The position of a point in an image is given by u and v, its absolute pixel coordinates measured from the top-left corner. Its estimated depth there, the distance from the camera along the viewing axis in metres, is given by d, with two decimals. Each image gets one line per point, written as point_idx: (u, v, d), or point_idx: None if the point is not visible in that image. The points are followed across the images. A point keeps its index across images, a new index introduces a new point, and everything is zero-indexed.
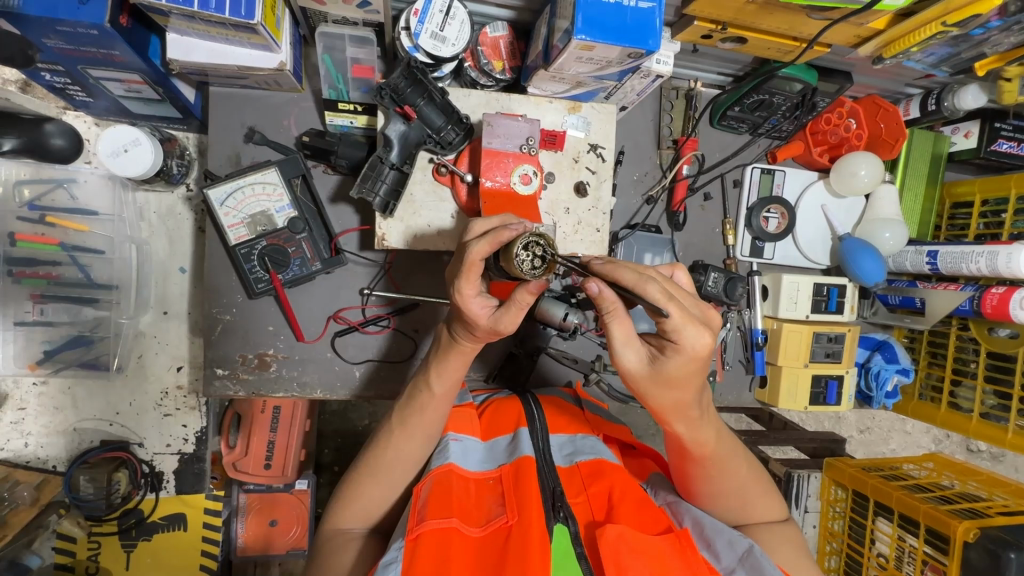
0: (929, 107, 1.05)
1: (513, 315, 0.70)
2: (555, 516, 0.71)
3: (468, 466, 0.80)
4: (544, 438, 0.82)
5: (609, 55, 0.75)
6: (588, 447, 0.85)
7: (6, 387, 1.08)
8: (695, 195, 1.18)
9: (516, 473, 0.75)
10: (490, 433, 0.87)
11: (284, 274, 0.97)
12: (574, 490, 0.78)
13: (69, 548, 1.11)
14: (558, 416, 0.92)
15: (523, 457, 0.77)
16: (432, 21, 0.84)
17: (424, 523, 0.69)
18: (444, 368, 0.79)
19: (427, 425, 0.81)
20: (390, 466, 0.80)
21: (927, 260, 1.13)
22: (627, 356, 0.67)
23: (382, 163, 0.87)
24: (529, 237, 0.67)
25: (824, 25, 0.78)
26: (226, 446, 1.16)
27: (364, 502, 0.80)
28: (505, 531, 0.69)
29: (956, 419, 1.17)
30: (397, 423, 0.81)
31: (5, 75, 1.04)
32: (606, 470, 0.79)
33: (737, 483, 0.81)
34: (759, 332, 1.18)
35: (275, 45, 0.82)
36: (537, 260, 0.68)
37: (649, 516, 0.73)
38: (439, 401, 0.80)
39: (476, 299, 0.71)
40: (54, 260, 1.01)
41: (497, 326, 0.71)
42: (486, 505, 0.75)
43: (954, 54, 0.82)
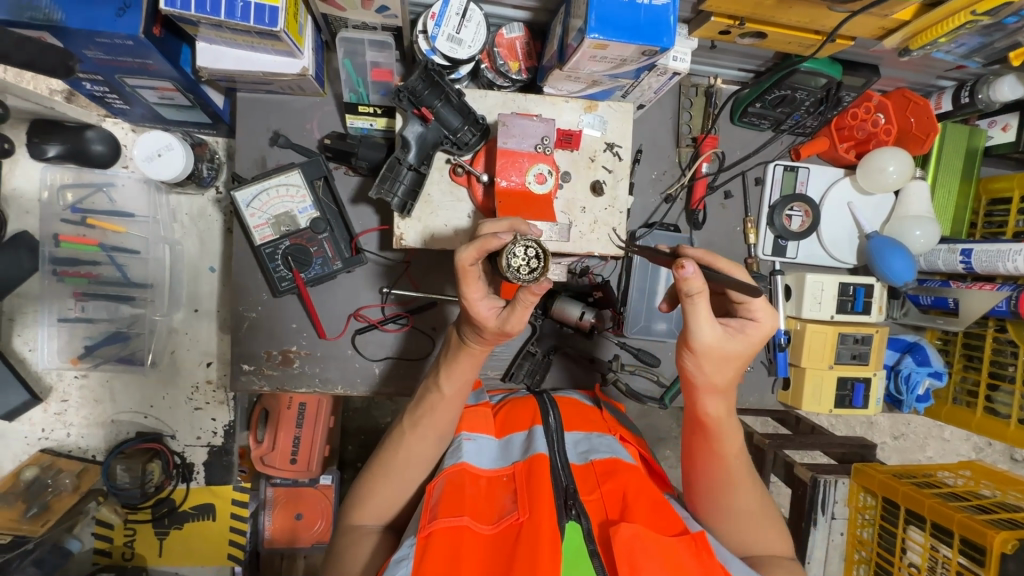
0: (962, 100, 1.01)
1: (519, 315, 0.72)
2: (566, 513, 0.72)
3: (482, 464, 0.81)
4: (559, 436, 0.83)
5: (623, 54, 0.75)
6: (604, 445, 0.84)
7: (50, 379, 1.14)
8: (715, 193, 1.17)
9: (528, 471, 0.76)
10: (504, 431, 0.88)
11: (306, 273, 1.00)
12: (586, 487, 0.77)
13: (107, 534, 1.17)
14: (574, 416, 0.92)
15: (537, 454, 0.77)
16: (448, 24, 0.85)
17: (435, 521, 0.70)
18: (452, 370, 0.82)
19: (438, 425, 0.83)
20: (403, 466, 0.82)
21: (961, 259, 1.09)
22: (708, 333, 0.72)
23: (401, 164, 0.90)
24: (523, 240, 0.72)
25: (845, 18, 0.76)
26: (254, 441, 1.18)
27: (379, 501, 0.82)
28: (516, 528, 0.70)
29: (993, 424, 1.12)
30: (409, 424, 0.83)
31: (50, 86, 1.09)
32: (620, 468, 0.79)
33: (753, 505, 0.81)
34: (782, 333, 1.15)
35: (298, 51, 0.85)
36: (532, 261, 0.72)
37: (664, 517, 0.73)
38: (449, 402, 0.82)
39: (483, 303, 0.73)
40: (94, 260, 1.07)
41: (505, 326, 0.73)
42: (499, 502, 0.75)
43: (987, 44, 0.79)
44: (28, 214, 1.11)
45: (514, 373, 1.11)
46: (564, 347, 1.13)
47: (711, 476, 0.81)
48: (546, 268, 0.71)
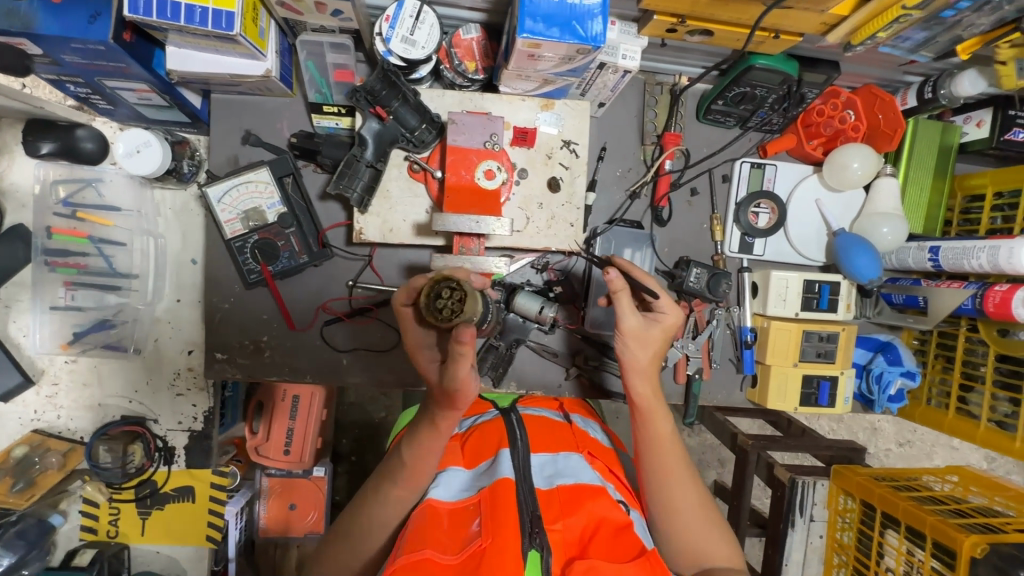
0: (925, 95, 1.01)
1: (461, 366, 0.71)
2: (530, 542, 0.67)
3: (448, 496, 0.77)
4: (526, 459, 0.79)
5: (559, 52, 0.77)
6: (571, 468, 0.79)
7: (42, 363, 1.21)
8: (680, 190, 1.17)
9: (492, 497, 0.71)
10: (473, 462, 0.84)
11: (274, 266, 1.04)
12: (551, 515, 0.71)
13: (93, 512, 1.24)
14: (543, 436, 0.87)
15: (502, 479, 0.73)
16: (402, 26, 0.88)
17: (399, 558, 0.66)
18: (415, 437, 0.79)
19: (398, 496, 0.79)
20: (365, 531, 0.81)
21: (929, 256, 1.07)
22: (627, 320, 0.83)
23: (358, 161, 0.92)
24: (443, 283, 0.72)
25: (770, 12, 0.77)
26: (249, 430, 1.42)
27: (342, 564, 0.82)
28: (478, 556, 0.65)
29: (964, 424, 1.11)
30: (370, 490, 0.81)
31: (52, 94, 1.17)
32: (586, 494, 0.74)
33: (695, 514, 0.81)
34: (748, 330, 1.16)
35: (260, 54, 0.89)
36: (454, 301, 0.71)
37: (622, 543, 0.70)
38: (410, 471, 0.78)
39: (427, 356, 0.78)
40: (84, 252, 1.16)
41: (447, 382, 0.72)
42: (466, 531, 0.70)
43: (931, 38, 0.80)
44: (24, 208, 1.18)
45: (478, 365, 1.13)
46: (528, 341, 1.14)
47: (652, 479, 0.82)
48: (466, 304, 0.71)
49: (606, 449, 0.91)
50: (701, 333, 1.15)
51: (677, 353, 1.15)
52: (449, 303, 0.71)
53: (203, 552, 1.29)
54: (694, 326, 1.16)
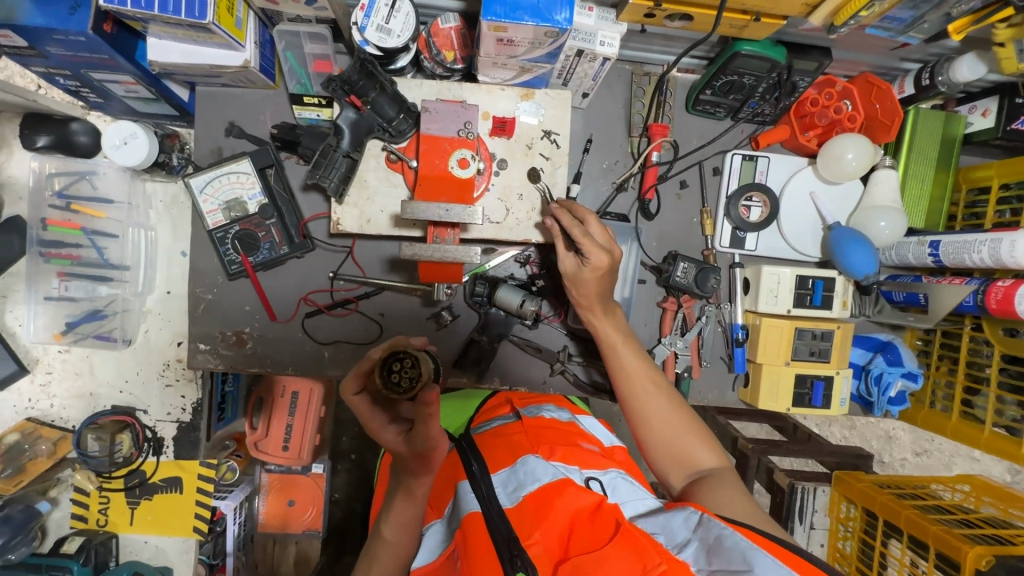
0: (923, 83, 0.97)
1: (430, 426, 0.73)
2: (512, 566, 0.61)
3: (425, 559, 0.72)
4: (487, 484, 0.73)
5: (528, 36, 0.75)
6: (533, 473, 0.75)
7: (37, 353, 1.23)
8: (669, 182, 1.14)
9: (464, 536, 0.66)
10: (440, 507, 0.79)
11: (255, 257, 1.05)
12: (528, 528, 0.67)
13: (83, 500, 1.25)
14: (496, 453, 0.82)
15: (468, 514, 0.68)
16: (377, 15, 0.87)
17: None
18: (391, 513, 0.81)
19: (391, 567, 0.82)
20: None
21: (929, 251, 1.02)
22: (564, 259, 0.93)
23: (335, 151, 0.92)
24: (390, 358, 0.76)
25: None
26: (250, 426, 1.42)
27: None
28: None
29: (968, 429, 1.05)
30: (367, 569, 0.83)
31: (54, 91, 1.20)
32: (553, 493, 0.69)
33: (671, 425, 0.86)
34: (739, 327, 1.13)
35: (237, 44, 0.89)
36: (411, 371, 0.76)
37: (600, 524, 0.64)
38: (393, 546, 0.81)
39: (387, 429, 0.79)
40: (77, 243, 1.19)
41: (414, 447, 0.75)
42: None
43: (919, 18, 0.76)
44: (21, 200, 1.22)
45: (461, 360, 1.12)
46: (511, 336, 1.12)
47: (622, 397, 0.90)
48: (424, 367, 0.76)
49: (564, 430, 0.91)
50: (689, 330, 1.13)
51: (665, 350, 1.12)
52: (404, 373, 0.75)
53: (190, 543, 1.30)
54: (683, 322, 1.14)
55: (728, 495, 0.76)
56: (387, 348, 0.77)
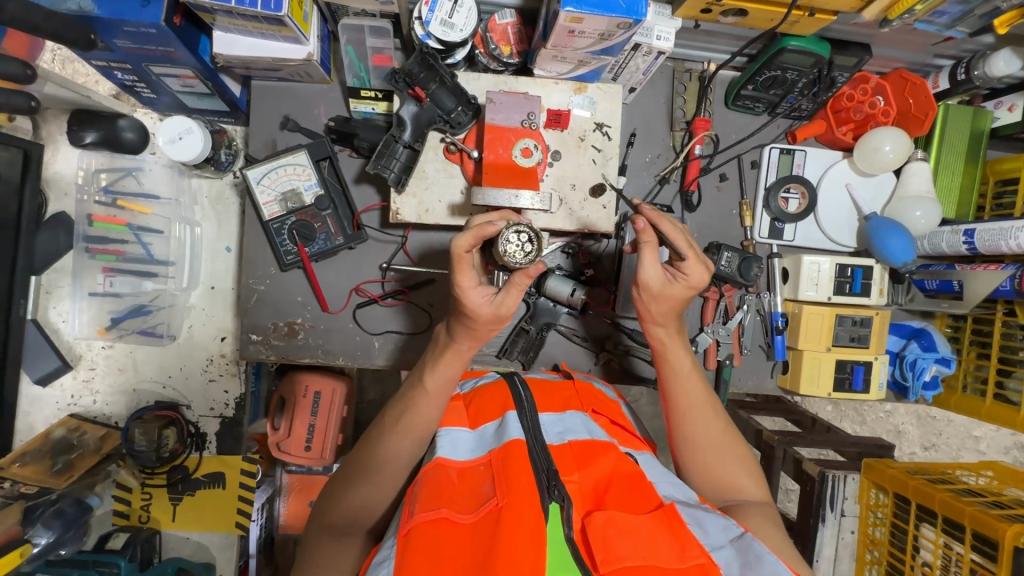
0: (958, 77, 1.02)
1: (513, 296, 0.77)
2: (549, 495, 0.67)
3: (458, 456, 0.76)
4: (534, 418, 0.79)
5: (600, 27, 0.79)
6: (578, 425, 0.82)
7: (80, 348, 1.23)
8: (709, 175, 1.18)
9: (504, 456, 0.71)
10: (478, 422, 0.84)
11: (311, 247, 1.06)
12: (568, 468, 0.73)
13: (125, 497, 1.26)
14: (549, 398, 0.89)
15: (512, 439, 0.73)
16: (441, 9, 0.90)
17: (414, 517, 0.66)
18: (437, 364, 0.84)
19: (420, 424, 0.83)
20: (381, 464, 0.83)
21: (964, 240, 1.06)
22: (649, 274, 0.86)
23: (396, 142, 0.94)
24: (513, 227, 0.77)
25: None
26: (272, 425, 1.39)
27: (358, 501, 0.82)
28: (495, 515, 0.65)
29: (1004, 412, 1.08)
30: (390, 424, 0.84)
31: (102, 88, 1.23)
32: (598, 449, 0.76)
33: (720, 451, 0.87)
34: (779, 315, 1.16)
35: (303, 37, 0.92)
36: (526, 244, 0.78)
37: (640, 495, 0.70)
38: (433, 397, 0.84)
39: (477, 291, 0.77)
40: (122, 239, 1.18)
41: (500, 310, 0.78)
42: (480, 491, 0.70)
43: (968, 12, 0.81)
44: (66, 195, 1.22)
45: (509, 349, 1.14)
46: (558, 325, 1.15)
47: (672, 417, 0.91)
48: (539, 249, 0.78)
49: (610, 405, 0.93)
50: (731, 318, 1.16)
51: (708, 338, 1.15)
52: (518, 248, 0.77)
53: (232, 539, 1.30)
54: (724, 311, 1.17)
55: (769, 525, 0.79)
56: (508, 221, 0.77)
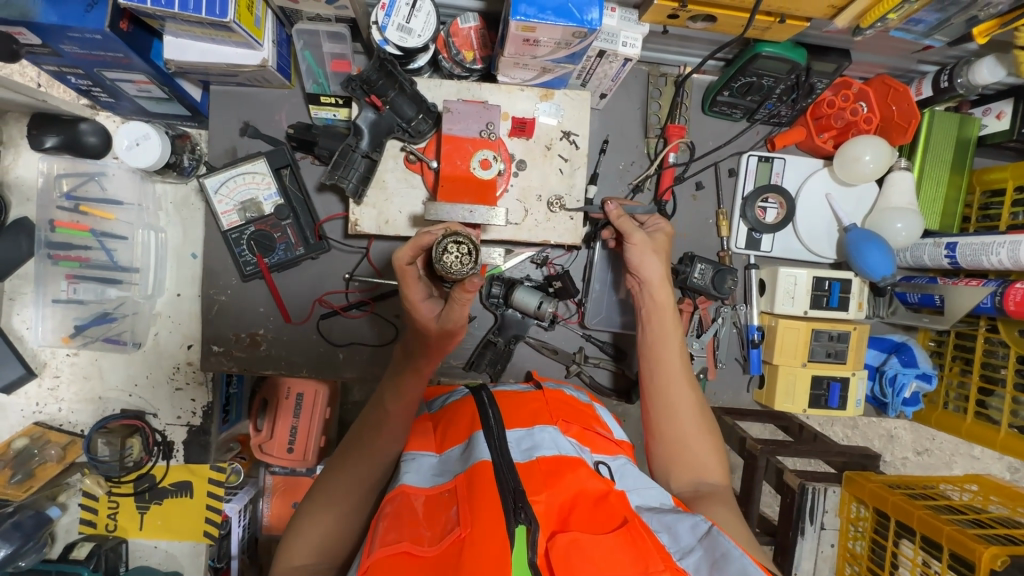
0: (941, 85, 0.98)
1: (459, 311, 0.74)
2: (515, 517, 0.63)
3: (421, 482, 0.74)
4: (502, 437, 0.75)
5: (555, 36, 0.75)
6: (547, 441, 0.78)
7: (45, 356, 1.22)
8: (685, 183, 1.14)
9: (469, 481, 0.68)
10: (445, 445, 0.80)
11: (270, 258, 1.04)
12: (535, 488, 0.69)
13: (92, 506, 1.24)
14: (515, 411, 0.85)
15: (479, 462, 0.70)
16: (398, 14, 0.87)
17: (376, 551, 0.64)
18: (399, 385, 0.82)
19: (383, 443, 0.81)
20: (344, 488, 0.78)
21: (946, 253, 1.02)
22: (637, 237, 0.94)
23: (354, 151, 0.92)
24: (449, 237, 0.73)
25: None
26: (254, 428, 1.37)
27: (321, 534, 0.75)
28: (459, 546, 0.62)
29: (983, 431, 1.05)
30: (354, 446, 0.82)
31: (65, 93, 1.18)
32: (565, 467, 0.72)
33: (693, 428, 0.85)
34: (755, 328, 1.12)
35: (256, 43, 0.89)
36: (465, 256, 0.73)
37: (607, 513, 0.67)
38: (395, 418, 0.82)
39: (426, 306, 0.77)
40: (86, 245, 1.16)
41: (447, 324, 0.75)
42: (442, 520, 0.67)
43: (945, 21, 0.77)
44: (29, 201, 1.20)
45: (477, 362, 1.11)
46: (526, 337, 1.11)
47: (654, 383, 0.88)
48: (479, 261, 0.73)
49: (583, 410, 0.92)
50: (706, 331, 1.12)
51: None
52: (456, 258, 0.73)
53: (200, 548, 1.29)
54: (698, 324, 1.13)
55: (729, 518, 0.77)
56: (447, 230, 0.74)
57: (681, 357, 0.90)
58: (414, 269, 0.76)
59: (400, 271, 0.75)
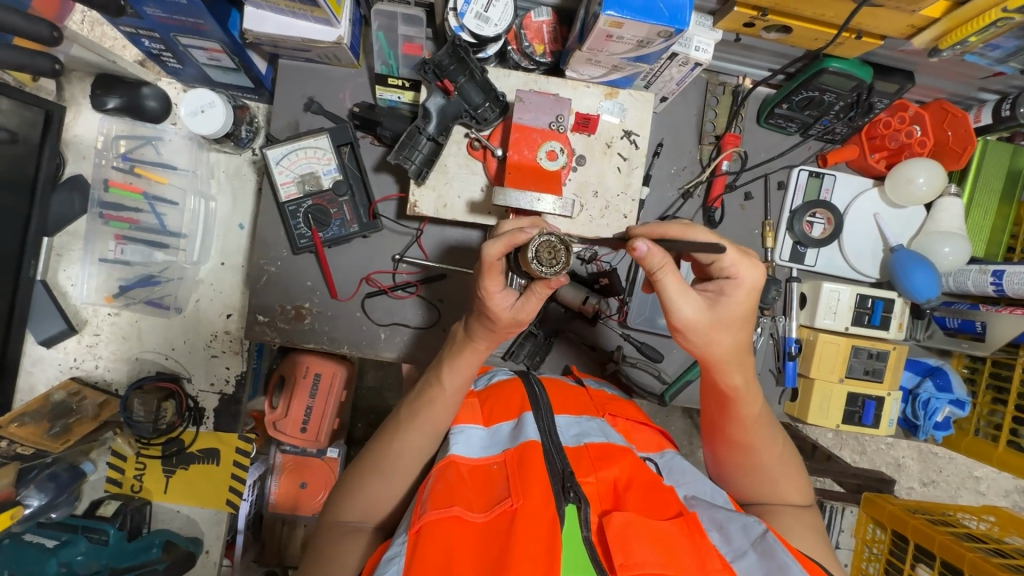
0: (1002, 113, 0.99)
1: (534, 305, 0.75)
2: (565, 497, 0.67)
3: (471, 453, 0.77)
4: (550, 420, 0.78)
5: (639, 34, 0.77)
6: (595, 429, 0.81)
7: (86, 314, 1.23)
8: (734, 193, 1.15)
9: (520, 457, 0.72)
10: (492, 419, 0.83)
11: (325, 232, 1.05)
12: (583, 470, 0.73)
13: (119, 465, 1.26)
14: (563, 398, 0.89)
15: (528, 441, 0.73)
16: (477, 2, 0.88)
17: (426, 514, 0.67)
18: (456, 363, 0.82)
19: (435, 420, 0.82)
20: (395, 459, 0.81)
21: (991, 280, 1.02)
22: (688, 309, 0.73)
23: (420, 133, 0.93)
24: (542, 237, 0.70)
25: (853, 10, 0.76)
26: (270, 404, 1.36)
27: (366, 497, 0.80)
28: (510, 515, 0.66)
29: (1015, 459, 1.05)
30: (407, 418, 0.83)
31: (127, 56, 1.21)
32: (614, 453, 0.75)
33: (774, 466, 0.81)
34: (792, 341, 1.12)
35: (335, 19, 0.90)
36: (554, 258, 0.70)
37: (658, 500, 0.69)
38: (449, 397, 0.82)
39: (501, 295, 0.74)
40: (137, 208, 1.18)
41: (519, 315, 0.76)
42: (492, 489, 0.71)
43: (1023, 48, 0.81)
44: (85, 159, 1.22)
45: (515, 351, 1.11)
46: (567, 331, 1.14)
47: (728, 445, 0.82)
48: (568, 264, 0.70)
49: (626, 404, 0.94)
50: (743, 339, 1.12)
51: None
52: (548, 256, 0.70)
53: (221, 516, 1.30)
54: None
55: (805, 539, 0.76)
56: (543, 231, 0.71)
57: (749, 410, 0.80)
58: (501, 262, 0.72)
59: (486, 262, 0.71)
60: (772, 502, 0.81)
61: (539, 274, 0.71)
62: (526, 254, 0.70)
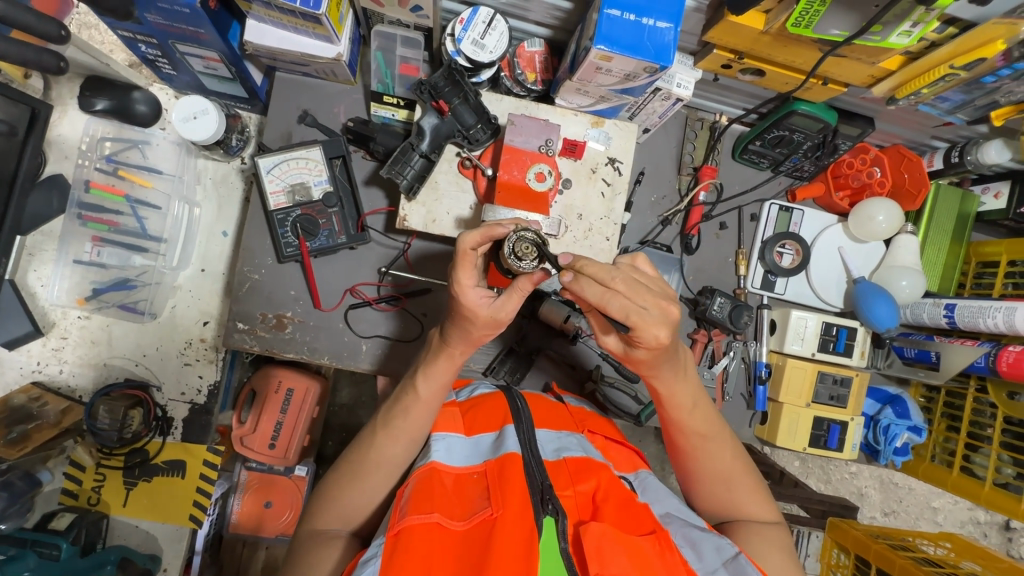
0: (952, 160, 1.08)
1: (513, 301, 0.75)
2: (543, 508, 0.68)
3: (453, 462, 0.77)
4: (531, 433, 0.79)
5: (627, 68, 0.83)
6: (575, 443, 0.83)
7: (55, 316, 1.21)
8: (710, 222, 1.21)
9: (500, 468, 0.73)
10: (474, 429, 0.84)
11: (312, 242, 1.06)
12: (562, 483, 0.74)
13: (76, 476, 1.20)
14: (545, 413, 0.90)
15: (509, 453, 0.74)
16: (474, 30, 0.93)
17: (405, 518, 0.67)
18: (432, 370, 0.83)
19: (413, 427, 0.82)
20: (372, 466, 0.81)
21: (944, 313, 1.11)
22: (608, 343, 0.78)
23: (413, 150, 0.95)
24: (517, 232, 0.74)
25: (820, 59, 0.84)
26: (237, 420, 1.30)
27: (347, 504, 0.80)
28: (488, 524, 0.67)
29: (968, 484, 1.12)
30: (382, 427, 0.83)
31: (119, 61, 1.23)
32: (591, 466, 0.77)
33: (729, 476, 0.83)
34: (762, 365, 1.17)
35: (336, 37, 0.93)
36: (531, 253, 0.74)
37: (635, 516, 0.71)
38: (426, 404, 0.82)
39: (474, 289, 0.75)
40: (118, 210, 1.16)
41: (498, 314, 0.76)
42: (471, 498, 0.72)
43: (969, 101, 0.89)
44: (67, 159, 1.21)
45: (496, 368, 1.13)
46: (547, 350, 1.16)
47: (679, 454, 0.85)
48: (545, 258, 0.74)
49: (604, 421, 0.96)
50: (717, 363, 1.17)
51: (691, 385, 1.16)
52: (522, 251, 0.73)
53: (183, 532, 1.24)
54: (710, 355, 1.18)
55: (768, 555, 0.77)
56: (519, 226, 0.75)
57: (682, 417, 0.83)
58: (474, 254, 0.73)
59: (461, 250, 0.73)
60: (735, 516, 0.82)
61: (519, 270, 0.74)
62: (504, 249, 0.73)
